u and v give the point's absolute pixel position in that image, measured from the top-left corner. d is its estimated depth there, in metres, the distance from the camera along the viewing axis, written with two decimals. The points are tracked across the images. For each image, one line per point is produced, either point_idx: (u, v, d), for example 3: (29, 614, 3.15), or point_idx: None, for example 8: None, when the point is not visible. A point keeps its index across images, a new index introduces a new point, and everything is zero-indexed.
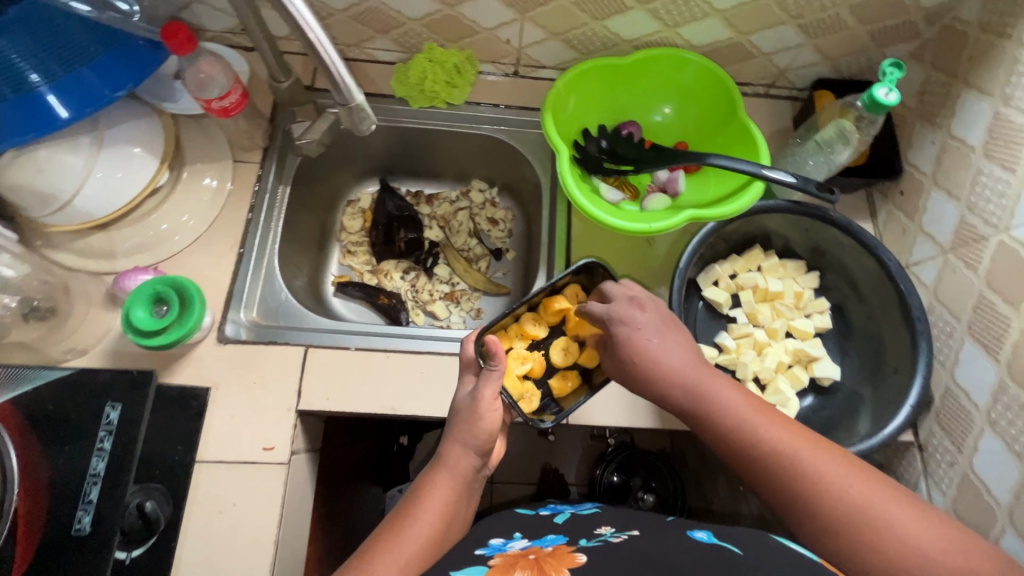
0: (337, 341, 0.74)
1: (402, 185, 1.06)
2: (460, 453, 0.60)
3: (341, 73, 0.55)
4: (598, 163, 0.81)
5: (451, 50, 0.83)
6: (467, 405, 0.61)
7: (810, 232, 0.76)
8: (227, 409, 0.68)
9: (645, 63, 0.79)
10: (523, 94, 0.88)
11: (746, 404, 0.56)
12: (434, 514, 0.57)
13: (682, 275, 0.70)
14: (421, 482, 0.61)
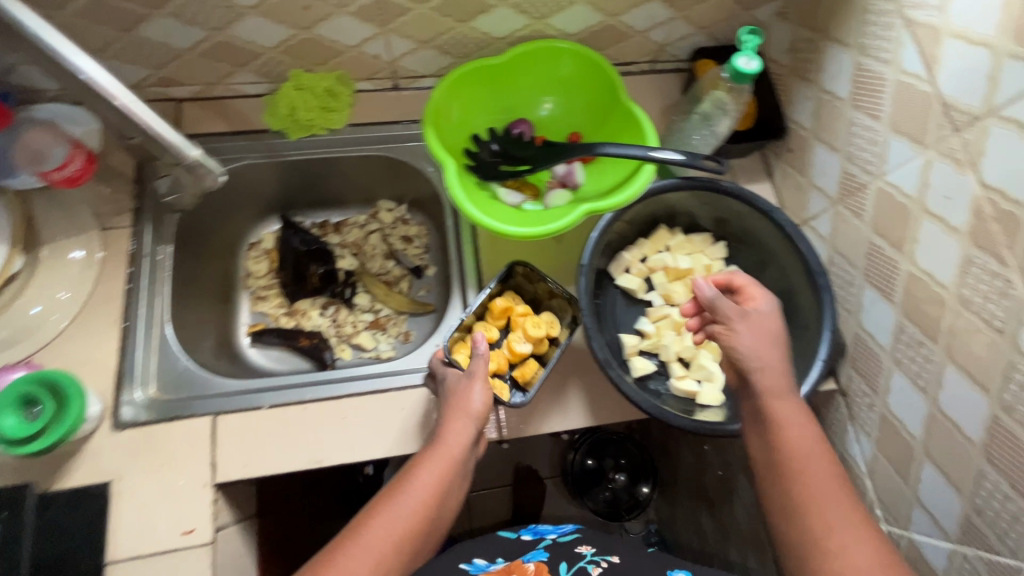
0: (249, 402, 0.70)
1: (307, 218, 1.00)
2: (455, 429, 0.61)
3: (166, 132, 0.57)
4: (494, 168, 0.79)
5: (319, 74, 0.78)
6: (461, 380, 0.63)
7: (712, 203, 0.77)
8: (135, 500, 0.63)
9: (521, 59, 0.76)
10: (407, 107, 0.84)
11: (813, 435, 0.56)
12: (418, 497, 0.56)
13: (588, 272, 0.69)
14: (415, 462, 0.60)
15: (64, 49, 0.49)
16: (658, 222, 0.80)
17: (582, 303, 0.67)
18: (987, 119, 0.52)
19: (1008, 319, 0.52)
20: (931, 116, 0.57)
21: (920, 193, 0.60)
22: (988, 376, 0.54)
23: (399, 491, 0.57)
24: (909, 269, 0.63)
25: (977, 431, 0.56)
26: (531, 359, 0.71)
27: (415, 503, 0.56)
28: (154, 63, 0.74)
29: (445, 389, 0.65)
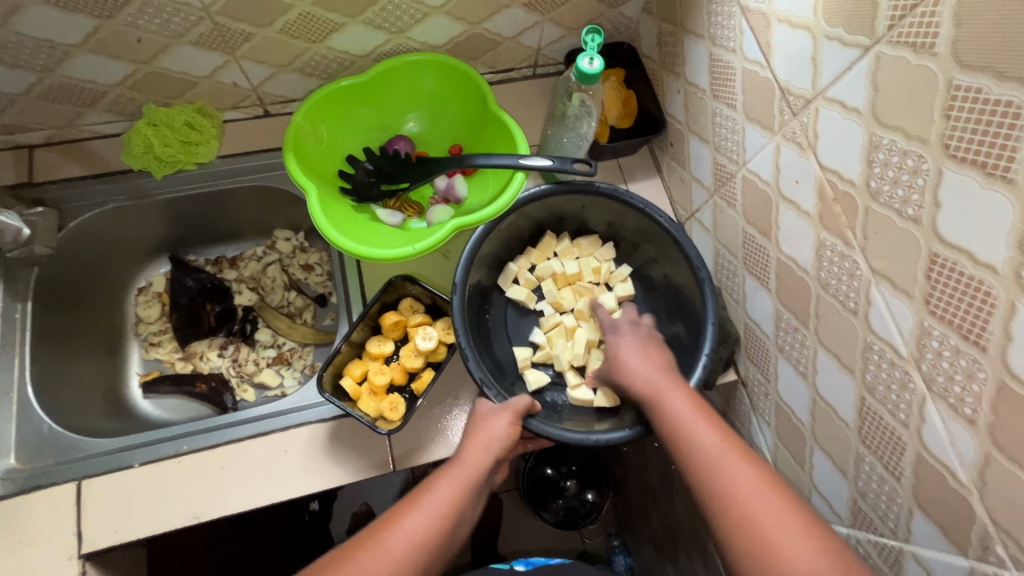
0: (118, 462, 0.65)
1: (200, 256, 0.95)
2: (473, 451, 0.58)
3: None
4: (371, 188, 0.77)
5: (176, 107, 0.75)
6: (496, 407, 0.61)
7: (594, 204, 0.74)
8: None
9: (388, 73, 0.75)
10: (279, 134, 0.81)
11: (710, 430, 0.54)
12: (426, 520, 0.53)
13: (460, 297, 0.66)
14: (430, 479, 0.57)
15: None
16: (542, 229, 0.77)
17: (457, 331, 0.64)
18: (817, 102, 0.51)
19: (858, 300, 0.52)
20: (774, 102, 0.57)
21: (775, 179, 0.59)
22: (852, 358, 0.54)
23: (412, 510, 0.54)
24: (777, 256, 0.62)
25: (852, 414, 0.55)
26: (427, 368, 0.70)
27: (423, 520, 0.53)
28: None
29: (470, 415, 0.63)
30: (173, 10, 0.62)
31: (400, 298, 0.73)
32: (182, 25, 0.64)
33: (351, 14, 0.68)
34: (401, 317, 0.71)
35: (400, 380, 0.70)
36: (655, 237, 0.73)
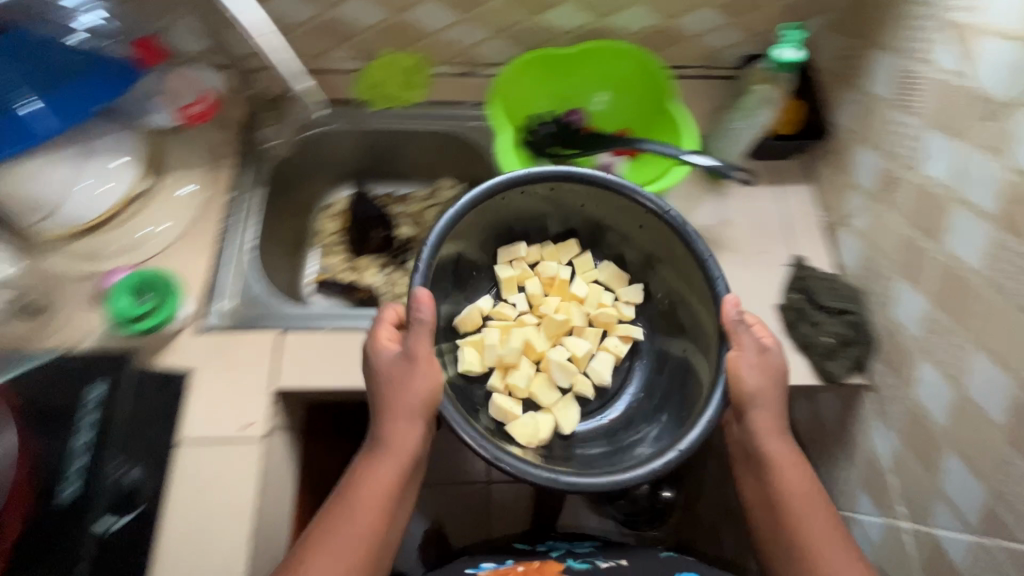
0: (308, 324, 0.77)
1: (377, 188, 1.11)
2: (399, 421, 0.63)
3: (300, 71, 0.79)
4: (545, 147, 0.87)
5: (405, 55, 0.90)
6: (402, 361, 0.63)
7: (648, 219, 0.74)
8: (206, 391, 0.70)
9: (587, 54, 0.85)
10: (475, 92, 0.94)
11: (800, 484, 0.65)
12: (374, 491, 0.62)
13: (443, 228, 0.67)
14: (370, 459, 0.64)
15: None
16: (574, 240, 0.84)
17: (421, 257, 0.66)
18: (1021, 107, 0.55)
19: None
20: (968, 108, 0.60)
21: (956, 182, 0.62)
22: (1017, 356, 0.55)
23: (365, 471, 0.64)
24: (943, 258, 0.64)
25: (1005, 415, 0.56)
26: None
27: (396, 468, 0.63)
28: None
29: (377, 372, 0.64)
30: None
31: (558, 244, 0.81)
32: None
33: None
34: None
35: None
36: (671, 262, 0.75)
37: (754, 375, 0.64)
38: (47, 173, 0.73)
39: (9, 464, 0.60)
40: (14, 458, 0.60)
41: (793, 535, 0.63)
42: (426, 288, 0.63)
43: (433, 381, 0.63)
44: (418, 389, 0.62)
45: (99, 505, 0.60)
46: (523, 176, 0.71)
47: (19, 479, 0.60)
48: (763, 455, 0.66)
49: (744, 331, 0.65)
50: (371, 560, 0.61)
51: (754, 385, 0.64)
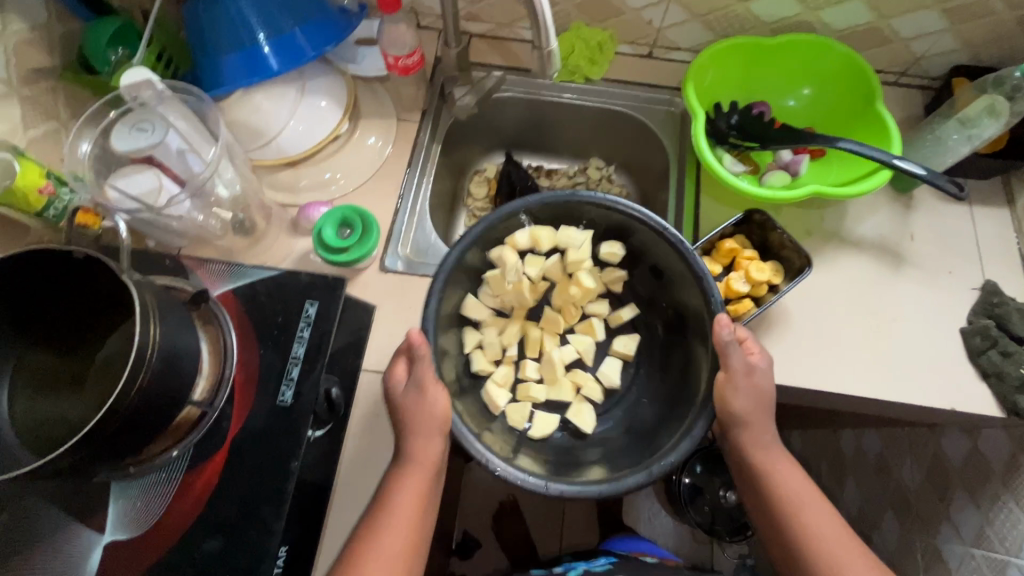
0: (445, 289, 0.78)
1: (525, 159, 1.08)
2: (422, 442, 0.60)
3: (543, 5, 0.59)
4: (726, 136, 0.86)
5: (596, 29, 0.90)
6: (411, 394, 0.60)
7: (644, 234, 0.71)
8: (386, 328, 0.73)
9: (788, 46, 0.83)
10: (654, 74, 0.94)
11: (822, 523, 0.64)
12: (410, 497, 0.60)
13: (465, 242, 0.66)
14: (387, 483, 0.61)
15: None
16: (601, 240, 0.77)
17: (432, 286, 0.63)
18: None
19: None
20: None
21: None
22: None
23: (387, 510, 0.59)
24: None
25: None
26: (749, 297, 0.76)
27: (422, 483, 0.61)
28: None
29: (400, 401, 0.61)
30: None
31: (735, 233, 0.80)
32: None
33: None
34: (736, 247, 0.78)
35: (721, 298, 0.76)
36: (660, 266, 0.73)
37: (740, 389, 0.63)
38: (273, 103, 0.78)
39: (232, 364, 0.65)
40: (241, 358, 0.66)
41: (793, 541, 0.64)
42: (417, 332, 0.60)
43: (439, 406, 0.60)
44: (437, 409, 0.60)
45: (312, 413, 0.64)
46: (536, 203, 0.69)
47: (238, 380, 0.65)
48: (751, 450, 0.66)
49: (736, 349, 0.63)
50: (425, 518, 0.62)
51: (739, 407, 0.64)
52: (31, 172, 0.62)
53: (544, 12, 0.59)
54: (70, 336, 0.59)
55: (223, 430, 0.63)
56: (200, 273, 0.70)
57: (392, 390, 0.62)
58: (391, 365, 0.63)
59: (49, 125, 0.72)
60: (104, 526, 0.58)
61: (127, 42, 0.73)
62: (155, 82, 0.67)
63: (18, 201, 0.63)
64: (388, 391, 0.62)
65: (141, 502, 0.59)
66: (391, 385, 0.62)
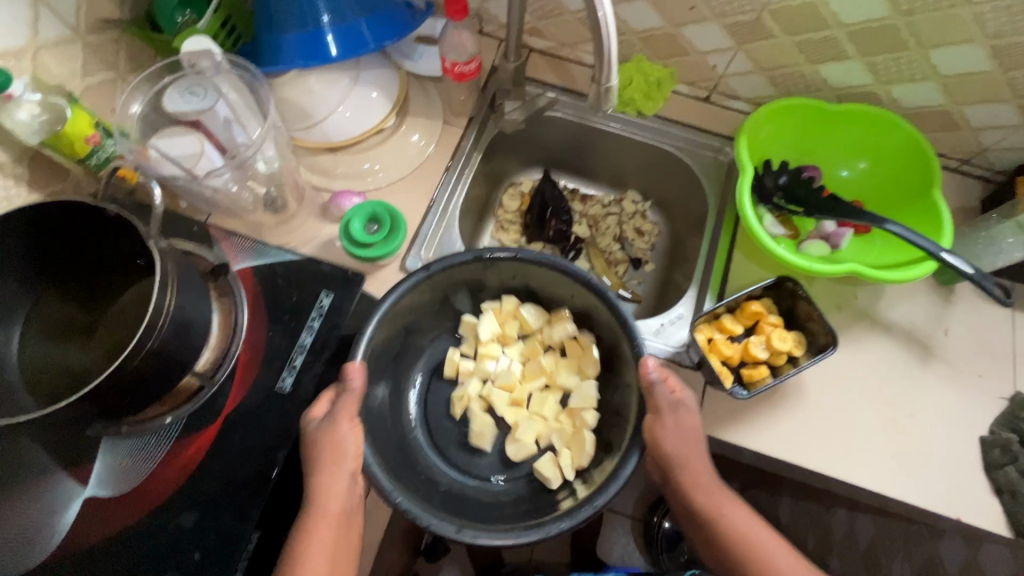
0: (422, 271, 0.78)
1: (562, 180, 1.08)
2: (329, 477, 0.57)
3: (611, 44, 0.57)
4: (771, 195, 0.84)
5: (656, 66, 0.89)
6: (326, 430, 0.58)
7: (540, 274, 0.70)
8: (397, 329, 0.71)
9: (851, 117, 0.80)
10: (709, 118, 0.92)
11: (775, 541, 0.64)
12: (320, 553, 0.56)
13: (381, 310, 0.61)
14: (295, 538, 0.57)
15: None
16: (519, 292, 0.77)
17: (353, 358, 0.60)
18: None
19: None
20: None
21: None
22: None
23: (315, 543, 0.56)
24: None
25: None
26: (765, 363, 0.74)
27: (335, 527, 0.57)
28: (537, 14, 0.89)
29: (308, 440, 0.58)
30: None
31: (763, 295, 0.78)
32: (735, 9, 0.75)
33: (866, 52, 0.75)
34: (762, 311, 0.75)
35: (737, 361, 0.74)
36: (568, 293, 0.71)
37: (668, 434, 0.63)
38: (325, 88, 0.78)
39: (239, 340, 0.65)
40: (249, 336, 0.66)
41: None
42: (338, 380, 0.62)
43: (356, 440, 0.59)
44: (348, 445, 0.58)
45: (309, 404, 0.64)
46: (444, 262, 0.65)
47: (242, 357, 0.65)
48: (729, 527, 0.64)
49: (682, 414, 0.63)
50: (348, 557, 0.58)
51: (663, 441, 0.63)
52: (81, 120, 0.64)
53: (610, 49, 0.58)
54: (90, 285, 0.60)
55: (219, 406, 0.63)
56: (224, 244, 0.71)
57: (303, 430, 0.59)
58: (313, 404, 0.61)
59: (106, 75, 0.73)
60: (87, 480, 0.59)
61: (197, 5, 0.74)
62: (215, 54, 0.67)
63: (63, 146, 0.64)
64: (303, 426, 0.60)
65: (128, 461, 0.59)
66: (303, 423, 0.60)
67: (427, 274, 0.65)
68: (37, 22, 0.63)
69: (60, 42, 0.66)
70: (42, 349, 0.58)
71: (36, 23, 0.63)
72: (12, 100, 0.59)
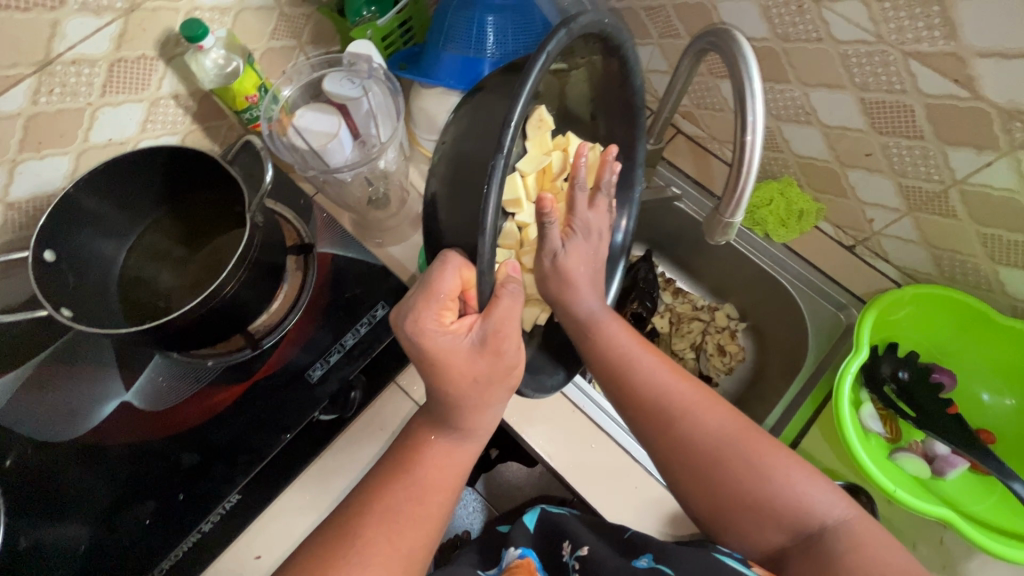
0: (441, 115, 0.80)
1: (661, 265, 1.03)
2: (491, 399, 0.49)
3: (747, 182, 0.50)
4: (883, 383, 0.72)
5: (806, 196, 0.80)
6: (487, 358, 0.47)
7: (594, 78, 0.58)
8: None
9: (1020, 340, 0.66)
10: (843, 269, 0.82)
11: (656, 363, 0.55)
12: (448, 472, 0.50)
13: (546, 62, 0.43)
14: (404, 461, 0.50)
15: (750, 71, 0.49)
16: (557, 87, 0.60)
17: (502, 145, 0.40)
18: None
19: None
20: None
21: None
22: None
23: (441, 461, 0.50)
24: None
25: None
26: None
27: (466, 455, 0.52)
28: (697, 101, 0.84)
29: (433, 355, 0.46)
30: (932, 162, 0.63)
31: None
32: (918, 173, 0.65)
33: None
34: None
35: None
36: (614, 111, 0.60)
37: (571, 257, 0.54)
38: None
39: (294, 317, 0.69)
40: (303, 316, 0.69)
41: (698, 468, 0.51)
42: (475, 273, 0.46)
43: (518, 366, 0.50)
44: (513, 371, 0.50)
45: (323, 403, 0.65)
46: (581, 25, 0.45)
47: (289, 333, 0.68)
48: (596, 336, 0.56)
49: (569, 258, 0.54)
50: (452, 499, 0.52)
51: (569, 270, 0.54)
52: (248, 80, 0.71)
53: (745, 187, 0.51)
54: (199, 222, 0.67)
55: (253, 368, 0.67)
56: (320, 225, 0.76)
57: (428, 342, 0.46)
58: (432, 327, 0.46)
59: (289, 42, 0.80)
60: (130, 385, 0.65)
61: (382, 3, 0.79)
62: (374, 60, 0.75)
63: (228, 97, 0.72)
64: (422, 343, 0.46)
65: (165, 384, 0.65)
66: (427, 332, 0.46)
67: (570, 35, 0.44)
68: None
69: (262, 8, 0.74)
70: (142, 264, 0.66)
71: None
72: (201, 50, 0.66)
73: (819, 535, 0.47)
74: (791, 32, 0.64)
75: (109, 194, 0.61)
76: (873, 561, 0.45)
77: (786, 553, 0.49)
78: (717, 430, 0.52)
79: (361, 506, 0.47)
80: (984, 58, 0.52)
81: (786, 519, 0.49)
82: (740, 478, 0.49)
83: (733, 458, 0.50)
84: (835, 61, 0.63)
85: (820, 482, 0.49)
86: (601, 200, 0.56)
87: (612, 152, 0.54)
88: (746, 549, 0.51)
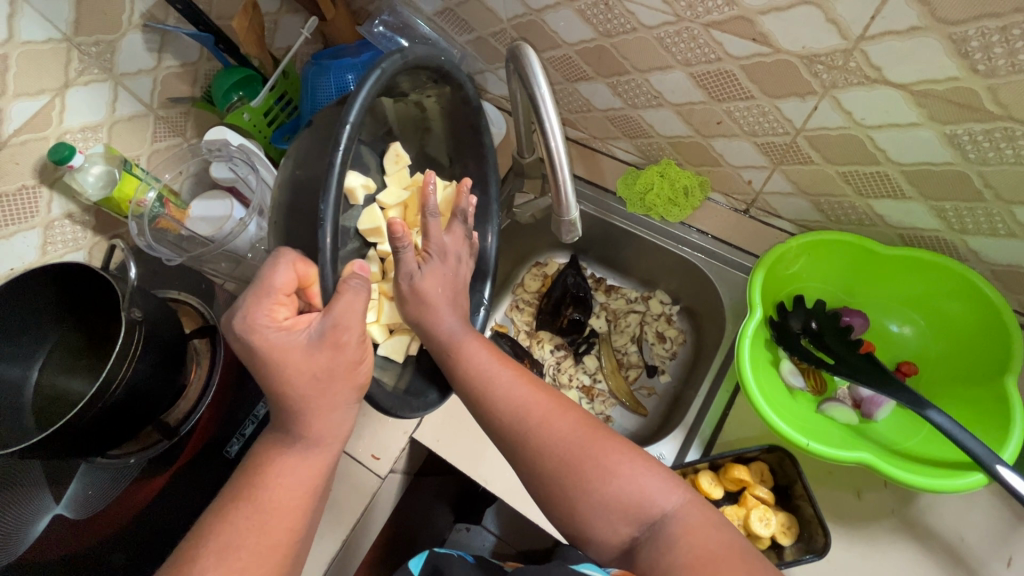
0: None
1: (590, 268, 1.04)
2: (337, 398, 0.52)
3: (564, 182, 0.57)
4: (796, 339, 0.72)
5: (687, 171, 0.81)
6: (321, 355, 0.49)
7: (446, 115, 0.65)
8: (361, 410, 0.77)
9: (909, 268, 0.67)
10: (744, 235, 0.82)
11: (513, 377, 0.60)
12: (296, 488, 0.51)
13: (381, 77, 0.50)
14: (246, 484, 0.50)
15: (540, 80, 0.55)
16: (408, 131, 0.67)
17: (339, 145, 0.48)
18: None
19: None
20: None
21: None
22: None
23: (296, 467, 0.51)
24: None
25: None
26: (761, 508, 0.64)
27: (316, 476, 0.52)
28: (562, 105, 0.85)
29: (263, 354, 0.48)
30: (771, 117, 0.64)
31: (760, 457, 0.66)
32: (766, 130, 0.66)
33: (930, 195, 0.61)
34: (750, 479, 0.65)
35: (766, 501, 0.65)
36: (466, 150, 0.68)
37: (427, 279, 0.59)
38: None
39: (205, 402, 0.70)
40: (217, 395, 0.71)
41: (552, 472, 0.55)
42: (311, 268, 0.50)
43: (364, 362, 0.53)
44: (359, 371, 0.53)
45: None
46: (417, 56, 0.54)
47: (205, 416, 0.70)
48: (454, 357, 0.60)
49: (425, 280, 0.59)
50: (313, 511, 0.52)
51: (424, 291, 0.59)
52: (128, 185, 0.74)
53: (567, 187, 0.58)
54: (99, 329, 0.69)
55: (175, 456, 0.69)
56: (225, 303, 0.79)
57: (260, 338, 0.48)
58: (263, 321, 0.48)
59: (173, 140, 0.85)
60: (60, 498, 0.67)
61: (250, 87, 0.83)
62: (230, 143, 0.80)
63: (115, 205, 0.76)
64: (253, 340, 0.48)
65: (92, 494, 0.68)
66: (257, 328, 0.48)
67: (405, 60, 0.52)
68: (115, 102, 0.76)
69: (134, 117, 0.79)
70: (54, 379, 0.69)
71: (114, 103, 0.76)
72: (75, 170, 0.70)
73: (660, 519, 0.52)
74: (610, 28, 0.67)
75: (5, 322, 0.65)
76: (704, 542, 0.49)
77: (634, 543, 0.52)
78: (567, 435, 0.56)
79: (193, 553, 0.46)
80: (766, 15, 0.54)
81: (632, 511, 0.52)
82: (588, 479, 0.53)
83: (581, 459, 0.54)
84: (654, 45, 0.65)
85: (658, 472, 0.54)
86: (457, 227, 0.62)
87: (465, 185, 0.62)
88: (599, 550, 0.54)
